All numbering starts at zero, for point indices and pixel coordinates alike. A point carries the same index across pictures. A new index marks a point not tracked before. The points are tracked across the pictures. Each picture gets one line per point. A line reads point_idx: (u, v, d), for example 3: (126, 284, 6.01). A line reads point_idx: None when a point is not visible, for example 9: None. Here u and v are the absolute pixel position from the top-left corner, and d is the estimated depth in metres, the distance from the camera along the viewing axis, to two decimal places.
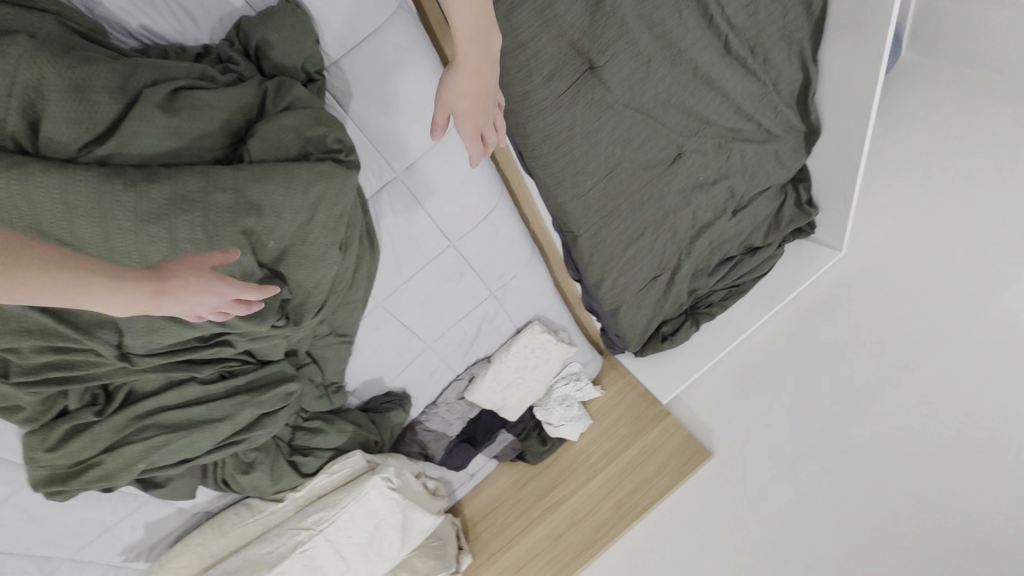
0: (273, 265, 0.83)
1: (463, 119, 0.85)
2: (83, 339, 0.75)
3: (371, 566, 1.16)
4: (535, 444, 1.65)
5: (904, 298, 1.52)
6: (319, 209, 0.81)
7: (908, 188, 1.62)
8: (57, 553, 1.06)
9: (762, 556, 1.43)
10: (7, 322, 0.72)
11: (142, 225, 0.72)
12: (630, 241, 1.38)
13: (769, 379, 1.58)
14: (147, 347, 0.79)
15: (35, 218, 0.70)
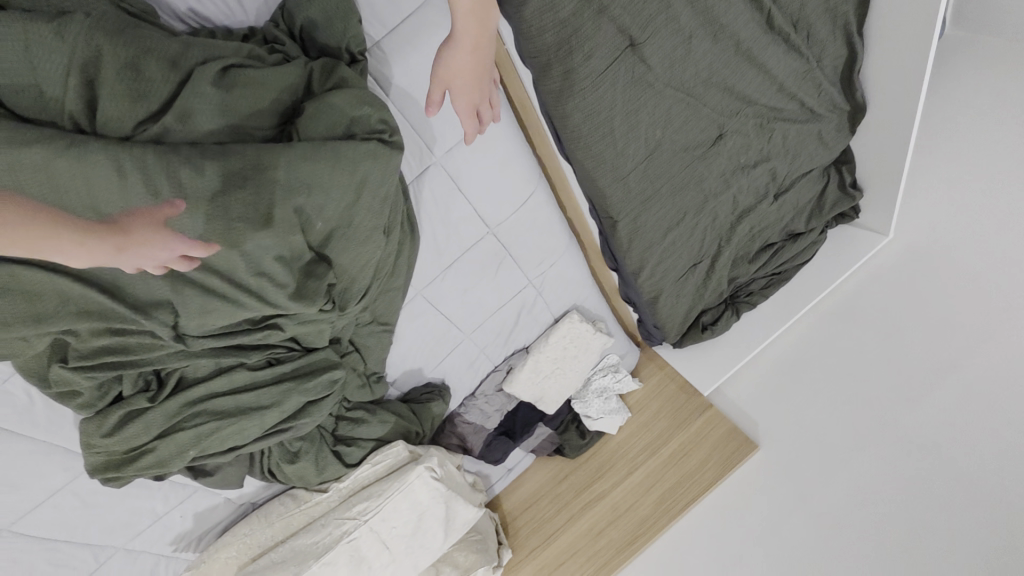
0: (320, 248, 0.83)
1: (460, 97, 0.84)
2: (141, 320, 0.76)
3: (415, 558, 1.15)
4: (574, 437, 1.64)
5: (960, 280, 1.44)
6: (364, 190, 0.80)
7: (967, 166, 1.51)
8: (111, 542, 1.09)
9: (811, 554, 1.36)
10: (67, 303, 0.72)
11: (194, 203, 0.71)
12: (669, 227, 1.34)
13: (815, 368, 1.52)
14: (200, 327, 0.79)
15: (91, 197, 0.68)
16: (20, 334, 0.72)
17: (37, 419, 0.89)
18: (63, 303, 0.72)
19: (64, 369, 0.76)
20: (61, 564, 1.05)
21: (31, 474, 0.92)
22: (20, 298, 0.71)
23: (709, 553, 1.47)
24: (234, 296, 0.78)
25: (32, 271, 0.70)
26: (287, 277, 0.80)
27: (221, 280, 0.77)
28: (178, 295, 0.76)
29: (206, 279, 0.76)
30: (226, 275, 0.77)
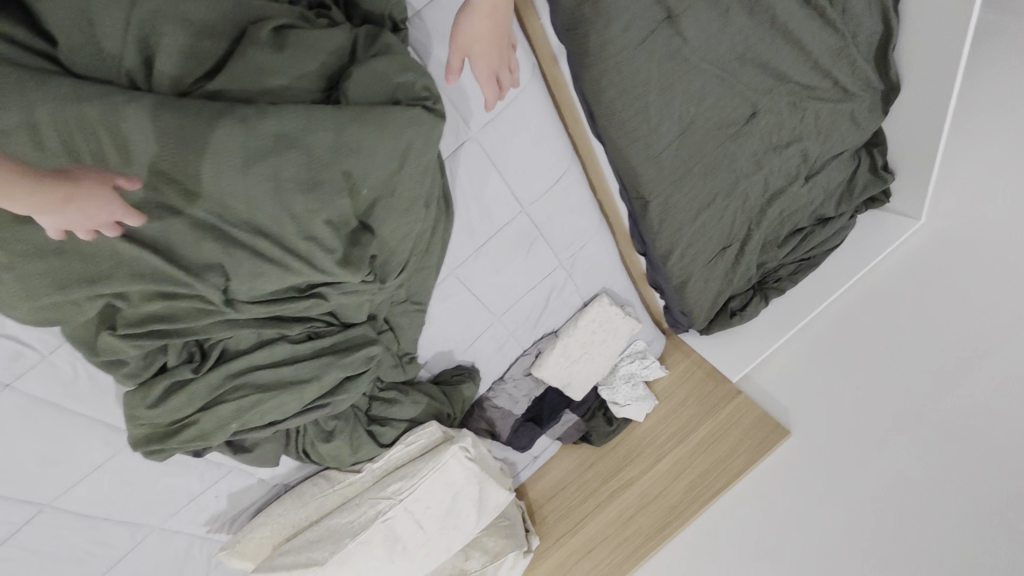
0: (364, 216, 0.81)
1: (480, 62, 0.85)
2: (190, 281, 0.75)
3: (448, 539, 1.15)
4: (601, 424, 1.64)
5: (1002, 258, 1.38)
6: (408, 158, 0.78)
7: (1008, 141, 1.45)
8: (147, 521, 1.10)
9: (848, 546, 1.29)
10: (122, 267, 0.73)
11: (247, 165, 0.71)
12: (699, 208, 1.32)
13: (848, 353, 1.49)
14: (247, 292, 0.79)
15: (149, 158, 0.71)
16: (73, 297, 0.73)
17: (79, 393, 0.88)
18: (116, 265, 0.73)
19: (112, 336, 0.76)
20: (100, 541, 1.06)
21: (74, 448, 0.93)
22: (75, 260, 0.72)
23: (741, 540, 1.42)
24: (283, 259, 0.77)
25: (90, 232, 0.71)
26: (335, 244, 0.79)
27: (270, 244, 0.76)
28: (228, 257, 0.75)
29: (256, 241, 0.75)
30: (275, 239, 0.76)
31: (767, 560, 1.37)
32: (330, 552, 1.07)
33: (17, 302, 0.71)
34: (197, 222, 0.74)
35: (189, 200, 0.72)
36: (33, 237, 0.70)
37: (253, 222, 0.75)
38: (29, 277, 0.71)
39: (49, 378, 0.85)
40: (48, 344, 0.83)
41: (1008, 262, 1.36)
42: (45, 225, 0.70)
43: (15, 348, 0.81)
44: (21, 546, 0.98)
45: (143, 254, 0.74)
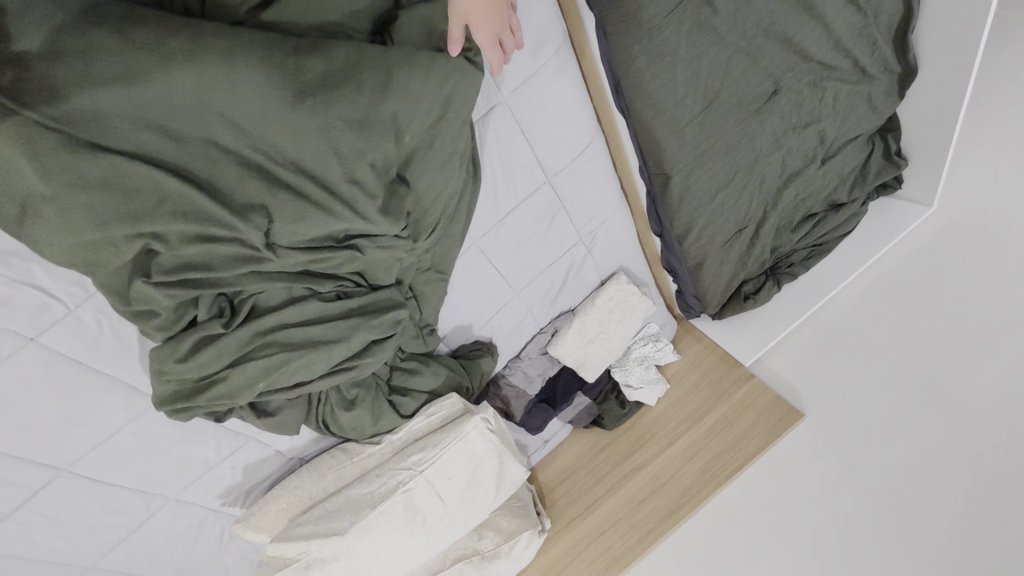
0: (401, 169, 0.80)
1: (481, 30, 0.81)
2: (236, 225, 0.70)
3: (466, 513, 1.14)
4: (614, 407, 1.56)
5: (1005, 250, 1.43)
6: (449, 109, 0.80)
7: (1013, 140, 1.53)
8: (163, 491, 1.08)
9: (866, 529, 1.28)
10: (163, 204, 0.68)
11: (298, 100, 0.70)
12: (719, 186, 1.31)
13: (863, 337, 1.48)
14: (291, 240, 0.75)
15: (197, 80, 0.66)
16: (111, 237, 0.67)
17: (103, 350, 0.86)
18: (160, 204, 0.67)
19: (147, 286, 0.71)
20: (114, 510, 1.04)
21: (95, 411, 0.91)
22: (117, 196, 0.66)
23: (759, 522, 1.36)
24: (327, 204, 0.74)
25: (136, 166, 0.66)
26: (376, 187, 0.77)
27: (316, 185, 0.73)
28: (273, 198, 0.72)
29: (301, 182, 0.73)
30: (321, 181, 0.74)
31: (785, 540, 1.32)
32: (351, 523, 1.06)
33: (53, 240, 0.65)
34: (244, 161, 0.71)
35: (238, 137, 0.69)
36: (73, 167, 0.64)
37: (297, 160, 0.72)
38: (67, 213, 0.65)
39: (72, 333, 0.82)
40: (74, 297, 0.81)
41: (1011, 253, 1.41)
42: (89, 154, 0.64)
43: (42, 300, 0.79)
44: (34, 512, 0.95)
45: (184, 189, 0.68)
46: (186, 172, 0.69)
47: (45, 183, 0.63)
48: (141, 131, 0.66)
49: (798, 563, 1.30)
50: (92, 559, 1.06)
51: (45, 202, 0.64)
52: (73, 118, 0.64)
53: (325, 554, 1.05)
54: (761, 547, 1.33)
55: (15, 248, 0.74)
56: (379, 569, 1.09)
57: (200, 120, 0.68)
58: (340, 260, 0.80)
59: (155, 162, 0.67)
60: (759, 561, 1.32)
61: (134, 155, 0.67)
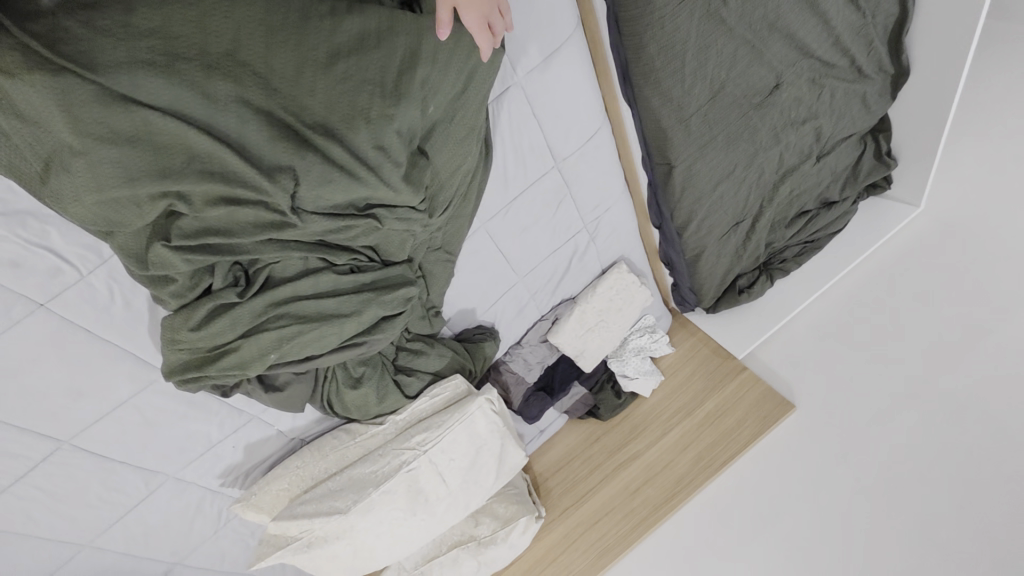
0: (422, 141, 0.83)
1: (470, 11, 0.75)
2: (263, 185, 0.71)
3: (468, 494, 1.15)
4: (609, 397, 1.51)
5: (984, 251, 1.50)
6: (472, 83, 0.84)
7: (992, 149, 1.62)
8: (163, 468, 1.06)
9: (854, 515, 1.30)
10: (191, 162, 0.68)
11: (331, 62, 0.72)
12: (720, 178, 1.33)
13: (853, 331, 1.52)
14: (315, 204, 0.76)
15: (235, 39, 0.68)
16: (137, 195, 0.68)
17: (113, 318, 0.86)
18: (189, 162, 0.68)
19: (165, 250, 0.73)
20: (113, 487, 1.02)
21: (102, 381, 0.90)
22: (148, 151, 0.67)
23: (753, 509, 1.37)
24: (353, 168, 0.74)
25: (168, 121, 0.66)
26: (401, 155, 0.78)
27: (341, 149, 0.73)
28: (301, 160, 0.72)
29: (328, 145, 0.73)
30: (346, 145, 0.74)
31: (779, 527, 1.34)
32: (354, 501, 1.06)
33: (79, 195, 0.66)
34: (274, 120, 0.71)
35: (269, 98, 0.70)
36: (106, 120, 0.64)
37: (326, 122, 0.73)
38: (97, 167, 0.65)
39: (82, 300, 0.82)
40: (86, 262, 0.80)
41: (989, 256, 1.49)
42: (122, 107, 0.64)
43: (55, 264, 0.78)
44: (33, 485, 0.93)
45: (212, 149, 0.69)
46: (215, 131, 0.69)
47: (75, 135, 0.64)
48: (172, 86, 0.66)
49: (791, 550, 1.31)
50: (87, 538, 1.04)
51: (73, 155, 0.65)
52: (106, 69, 0.64)
53: (327, 532, 1.05)
54: (755, 534, 1.34)
55: (32, 209, 0.74)
56: (381, 547, 1.10)
57: (233, 78, 0.68)
58: (360, 229, 0.82)
59: (186, 119, 0.67)
60: (752, 548, 1.33)
61: (166, 111, 0.66)
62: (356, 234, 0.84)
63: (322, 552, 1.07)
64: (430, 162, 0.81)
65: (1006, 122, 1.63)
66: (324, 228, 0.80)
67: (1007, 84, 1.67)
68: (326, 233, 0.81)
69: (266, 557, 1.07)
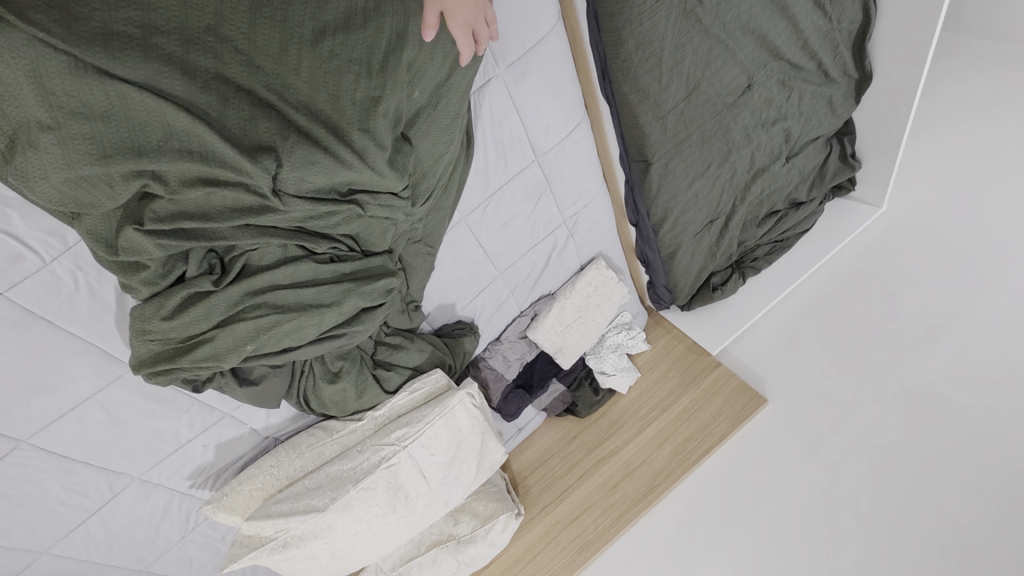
0: (406, 128, 0.83)
1: (456, 18, 0.77)
2: (245, 164, 0.69)
3: (448, 490, 1.14)
4: (587, 394, 1.50)
5: (941, 250, 1.58)
6: (456, 71, 0.84)
7: (948, 153, 1.70)
8: (129, 469, 1.02)
9: (825, 504, 1.34)
10: (169, 140, 0.66)
11: (317, 40, 0.71)
12: (696, 175, 1.36)
13: (822, 326, 1.56)
14: (298, 186, 0.74)
15: (218, 14, 0.67)
16: (109, 174, 0.66)
17: (78, 308, 0.82)
18: (167, 140, 0.66)
19: (136, 234, 0.70)
20: (74, 489, 0.97)
21: (64, 376, 0.86)
22: (122, 127, 0.64)
23: (728, 501, 1.39)
24: (337, 151, 0.73)
25: (144, 96, 0.63)
26: (386, 138, 0.77)
27: (326, 130, 0.72)
28: (284, 140, 0.70)
29: (312, 126, 0.72)
30: (332, 127, 0.73)
31: (753, 519, 1.36)
32: (332, 499, 1.03)
33: (46, 172, 0.63)
34: (256, 99, 0.70)
35: (252, 76, 0.69)
36: (79, 94, 0.62)
37: (310, 103, 0.71)
38: (68, 143, 0.63)
39: (45, 289, 0.78)
40: (50, 249, 0.77)
41: (946, 255, 1.57)
42: (96, 81, 0.62)
43: (15, 250, 0.74)
44: None
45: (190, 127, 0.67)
46: (195, 108, 0.66)
47: (45, 108, 0.61)
48: (150, 61, 0.64)
49: (765, 541, 1.33)
50: (46, 544, 0.98)
51: (43, 131, 0.62)
52: (79, 40, 0.61)
53: (304, 532, 1.02)
54: (728, 526, 1.36)
55: None
56: (359, 546, 1.07)
57: (215, 55, 0.67)
58: (341, 215, 0.81)
59: (164, 94, 0.65)
60: (726, 541, 1.35)
61: (142, 86, 0.64)
62: (338, 220, 0.83)
63: (298, 553, 1.04)
64: (413, 150, 0.81)
65: (961, 129, 1.72)
66: (306, 214, 0.79)
67: (960, 93, 1.77)
68: (307, 219, 0.80)
69: (241, 559, 1.04)
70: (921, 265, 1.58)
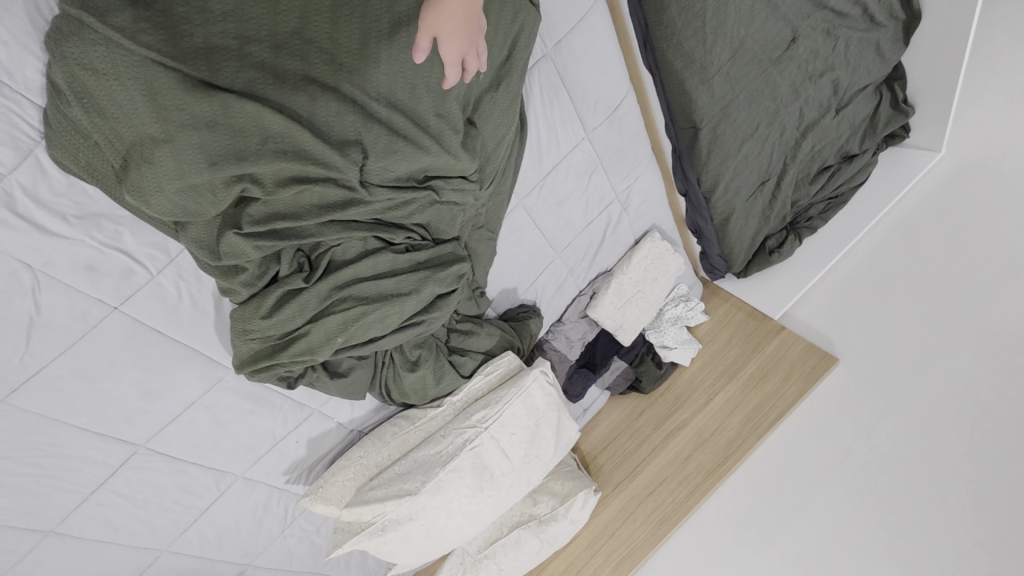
0: (470, 113, 0.91)
1: (450, 45, 0.77)
2: (337, 159, 0.78)
3: (531, 466, 1.17)
4: (651, 368, 1.50)
5: (1014, 189, 1.50)
6: (515, 50, 0.93)
7: (1011, 89, 1.61)
8: (232, 468, 1.07)
9: (914, 459, 1.29)
10: (266, 143, 0.74)
11: (393, 31, 0.77)
12: (745, 137, 1.33)
13: (889, 280, 1.51)
14: (381, 176, 0.84)
15: (303, 22, 0.74)
16: (213, 182, 0.74)
17: (181, 318, 0.88)
18: (264, 143, 0.74)
19: (237, 237, 0.77)
20: (186, 489, 1.02)
21: (172, 382, 0.91)
22: (224, 134, 0.72)
23: (809, 462, 1.35)
24: (417, 138, 0.83)
25: (244, 103, 0.71)
26: (458, 123, 0.87)
27: (404, 119, 0.81)
28: (369, 132, 0.79)
29: (392, 116, 0.80)
30: (410, 115, 0.82)
31: (838, 476, 1.32)
32: (423, 482, 1.06)
33: (162, 184, 0.71)
34: (340, 95, 0.76)
35: (336, 74, 0.76)
36: (186, 106, 0.69)
37: (390, 94, 0.80)
38: (179, 153, 0.70)
39: (153, 301, 0.84)
40: (156, 263, 0.83)
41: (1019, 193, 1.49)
42: (201, 92, 0.69)
43: (127, 266, 0.80)
44: (113, 490, 0.94)
45: (286, 128, 0.74)
46: (287, 110, 0.74)
47: (158, 123, 0.69)
48: (246, 68, 0.71)
49: (854, 497, 1.29)
50: (165, 542, 1.05)
51: (156, 145, 0.70)
52: (185, 56, 0.69)
53: (400, 515, 1.06)
54: (813, 486, 1.33)
55: (106, 210, 0.77)
56: (451, 526, 1.11)
57: (301, 57, 0.74)
58: (417, 202, 0.89)
59: (261, 100, 0.72)
60: (812, 502, 1.31)
61: (241, 93, 0.71)
62: (414, 208, 0.90)
63: (396, 535, 1.08)
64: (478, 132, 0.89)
65: None
66: (385, 204, 0.87)
67: None
68: (385, 209, 0.87)
69: (344, 544, 1.09)
70: (992, 206, 1.50)
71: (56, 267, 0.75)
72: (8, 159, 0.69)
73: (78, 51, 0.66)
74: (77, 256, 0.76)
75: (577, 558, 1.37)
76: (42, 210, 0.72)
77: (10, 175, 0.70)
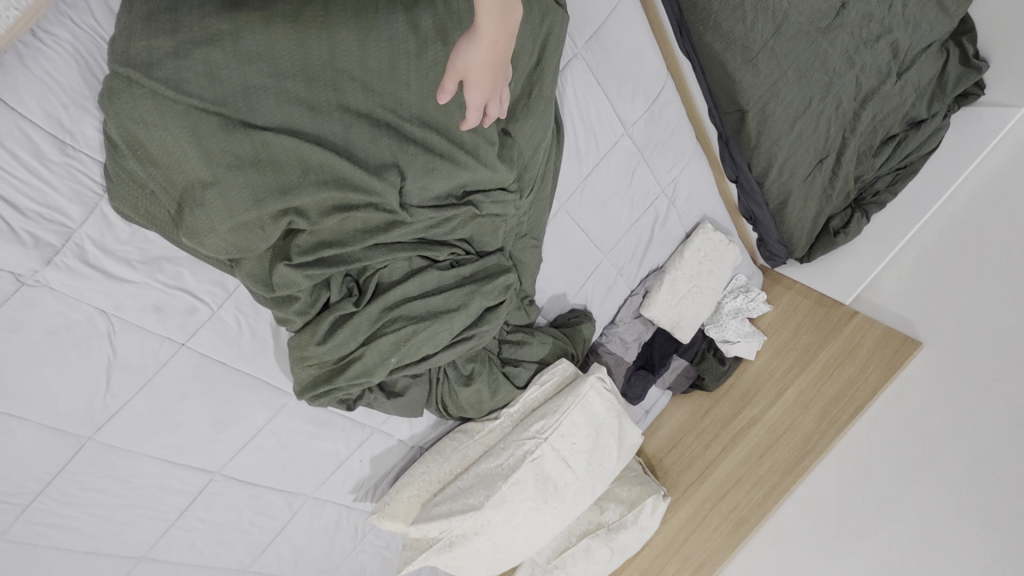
0: (505, 124, 0.91)
1: (477, 90, 0.71)
2: (376, 184, 0.79)
3: (596, 475, 1.14)
4: (713, 365, 1.43)
5: None
6: (544, 54, 0.92)
7: None
8: (302, 489, 1.09)
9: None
10: (309, 174, 0.76)
11: (421, 51, 0.80)
12: (798, 112, 1.25)
13: (977, 246, 1.33)
14: (421, 196, 0.84)
15: (332, 54, 0.75)
16: (261, 218, 0.76)
17: (244, 349, 0.91)
18: (305, 174, 0.75)
19: (288, 268, 0.79)
20: (261, 512, 1.06)
21: (239, 411, 0.94)
22: (268, 171, 0.74)
23: (903, 453, 1.22)
24: (452, 155, 0.84)
25: (284, 139, 0.73)
26: (493, 135, 0.88)
27: (439, 137, 0.83)
28: (404, 154, 0.81)
29: (427, 136, 0.82)
30: (443, 133, 0.84)
31: (935, 469, 1.17)
32: (486, 496, 1.05)
33: (214, 224, 0.74)
34: (374, 120, 0.79)
35: (370, 99, 0.79)
36: (229, 147, 0.72)
37: (422, 113, 0.82)
38: (226, 192, 0.73)
39: (217, 335, 0.88)
40: (216, 298, 0.86)
41: None
42: (243, 133, 0.72)
43: (190, 303, 0.84)
44: (194, 516, 0.98)
45: (326, 158, 0.76)
46: (325, 141, 0.77)
47: (206, 167, 0.72)
48: (282, 105, 0.74)
49: (958, 493, 1.14)
50: (246, 562, 1.08)
51: (206, 187, 0.73)
52: (227, 98, 0.72)
53: (466, 529, 1.06)
54: (908, 481, 1.19)
55: (167, 252, 0.81)
56: (519, 538, 1.09)
57: (336, 87, 0.76)
58: (459, 217, 0.89)
59: (298, 134, 0.75)
60: (907, 498, 1.18)
61: (280, 129, 0.74)
62: (455, 224, 0.90)
63: (464, 550, 1.08)
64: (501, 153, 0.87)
65: None
66: (428, 223, 0.87)
67: None
68: (427, 228, 0.88)
69: (414, 560, 1.10)
70: None
71: (126, 310, 0.80)
72: (77, 215, 0.75)
73: (131, 108, 0.70)
74: (143, 298, 0.80)
75: (652, 564, 1.32)
76: (110, 258, 0.77)
77: (79, 229, 0.75)
